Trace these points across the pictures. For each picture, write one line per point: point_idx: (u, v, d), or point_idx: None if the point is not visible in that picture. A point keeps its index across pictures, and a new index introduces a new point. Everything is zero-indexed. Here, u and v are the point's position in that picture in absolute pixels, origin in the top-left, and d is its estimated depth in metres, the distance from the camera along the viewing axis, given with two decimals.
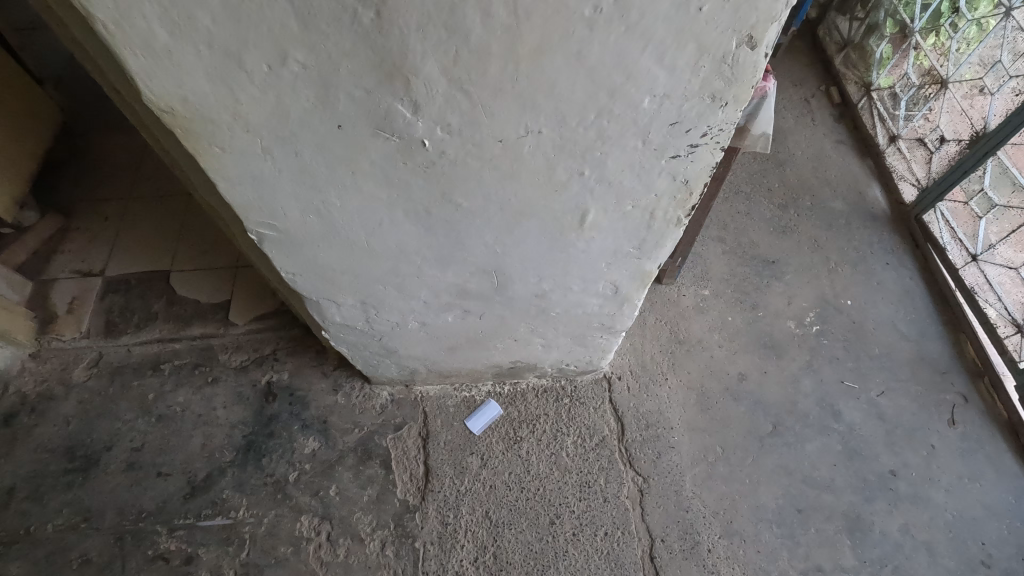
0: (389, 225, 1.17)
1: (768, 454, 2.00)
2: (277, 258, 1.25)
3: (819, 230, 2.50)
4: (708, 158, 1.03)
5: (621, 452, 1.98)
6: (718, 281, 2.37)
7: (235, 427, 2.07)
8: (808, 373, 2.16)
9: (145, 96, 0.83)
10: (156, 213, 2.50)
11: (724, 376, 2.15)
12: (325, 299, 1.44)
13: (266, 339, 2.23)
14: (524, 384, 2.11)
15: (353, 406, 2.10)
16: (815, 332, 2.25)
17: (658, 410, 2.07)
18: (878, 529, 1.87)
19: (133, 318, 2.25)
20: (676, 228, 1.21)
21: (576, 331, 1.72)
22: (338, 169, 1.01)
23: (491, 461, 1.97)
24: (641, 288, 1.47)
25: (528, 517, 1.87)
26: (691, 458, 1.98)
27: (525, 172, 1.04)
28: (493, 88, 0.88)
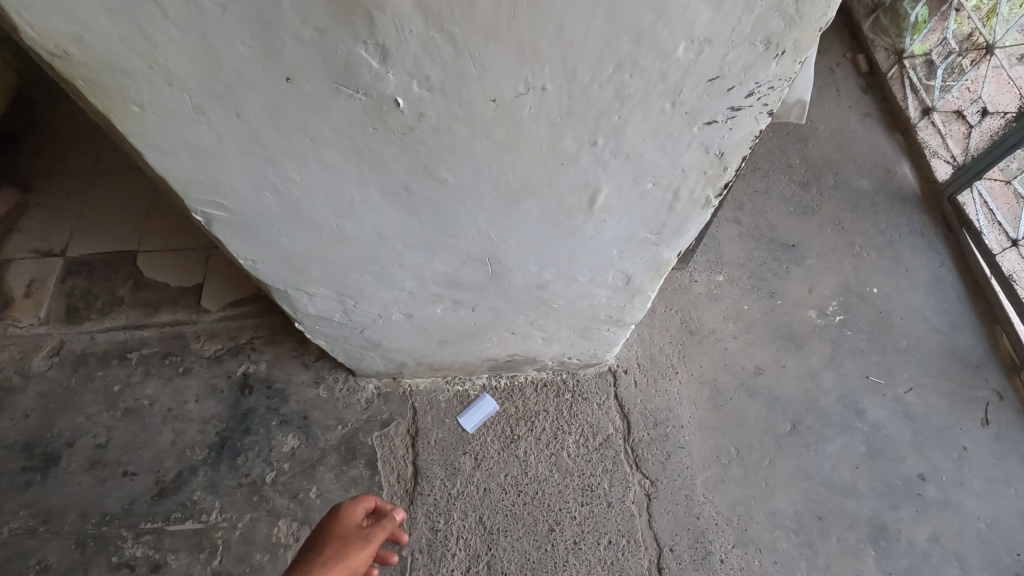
0: (362, 206, 0.98)
1: (786, 455, 1.85)
2: (232, 243, 1.07)
3: (842, 211, 2.30)
4: (750, 126, 0.84)
5: (627, 453, 1.83)
6: (733, 266, 2.18)
7: (208, 423, 1.91)
8: (830, 367, 1.99)
9: (24, 34, 0.64)
10: (123, 189, 2.29)
11: (738, 370, 1.98)
12: (294, 289, 1.26)
13: (243, 327, 2.06)
14: (522, 377, 1.94)
15: (337, 401, 1.94)
16: (838, 323, 2.07)
17: (668, 407, 1.90)
18: (904, 538, 1.73)
19: (96, 303, 2.06)
20: (703, 210, 1.02)
21: (580, 324, 1.54)
22: (295, 135, 0.82)
23: (485, 461, 1.81)
24: (657, 279, 1.29)
25: (525, 524, 1.72)
26: (703, 459, 1.83)
27: (525, 142, 0.85)
28: (484, 29, 0.68)
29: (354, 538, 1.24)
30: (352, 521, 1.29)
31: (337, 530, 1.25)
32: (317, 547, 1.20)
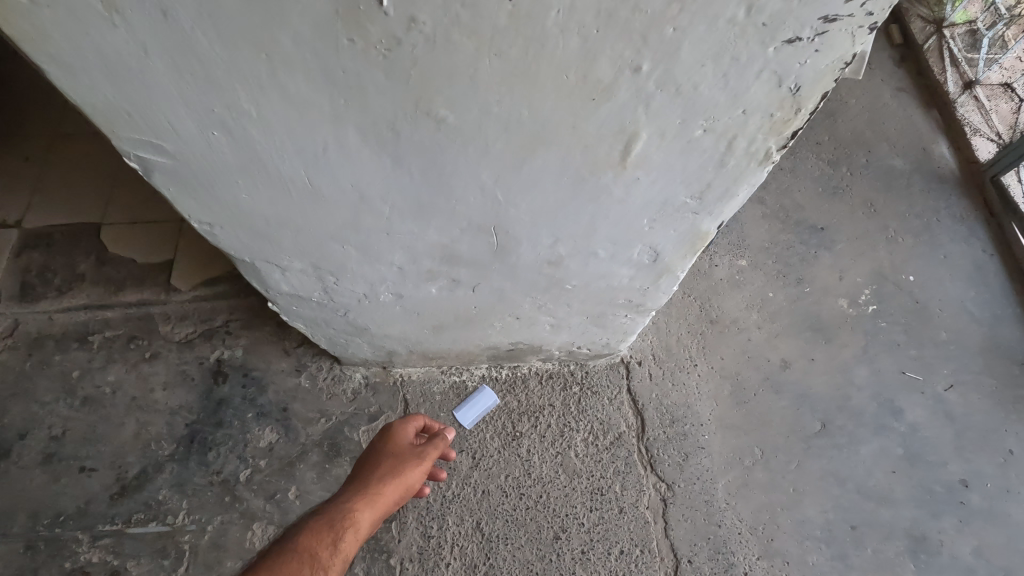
0: (337, 152, 0.80)
1: (815, 458, 1.68)
2: (180, 201, 0.89)
3: (875, 192, 2.11)
4: (844, 49, 0.67)
5: (641, 453, 1.66)
6: (757, 250, 2.00)
7: (177, 414, 1.72)
8: (863, 362, 1.81)
9: None
10: (87, 157, 2.08)
11: (763, 363, 1.80)
12: (261, 261, 1.07)
13: (218, 309, 1.86)
14: (525, 368, 1.76)
15: (320, 391, 1.75)
16: (871, 313, 1.89)
17: (686, 403, 1.73)
18: (946, 551, 1.57)
19: (55, 279, 1.86)
20: (760, 166, 0.84)
21: (595, 309, 1.35)
22: (243, 50, 0.66)
23: (484, 461, 1.63)
24: (689, 256, 1.10)
25: (528, 531, 1.55)
26: (724, 461, 1.66)
27: (551, 64, 0.67)
28: None
29: (405, 460, 1.30)
30: (402, 443, 1.36)
31: (391, 451, 1.32)
32: (373, 466, 1.28)
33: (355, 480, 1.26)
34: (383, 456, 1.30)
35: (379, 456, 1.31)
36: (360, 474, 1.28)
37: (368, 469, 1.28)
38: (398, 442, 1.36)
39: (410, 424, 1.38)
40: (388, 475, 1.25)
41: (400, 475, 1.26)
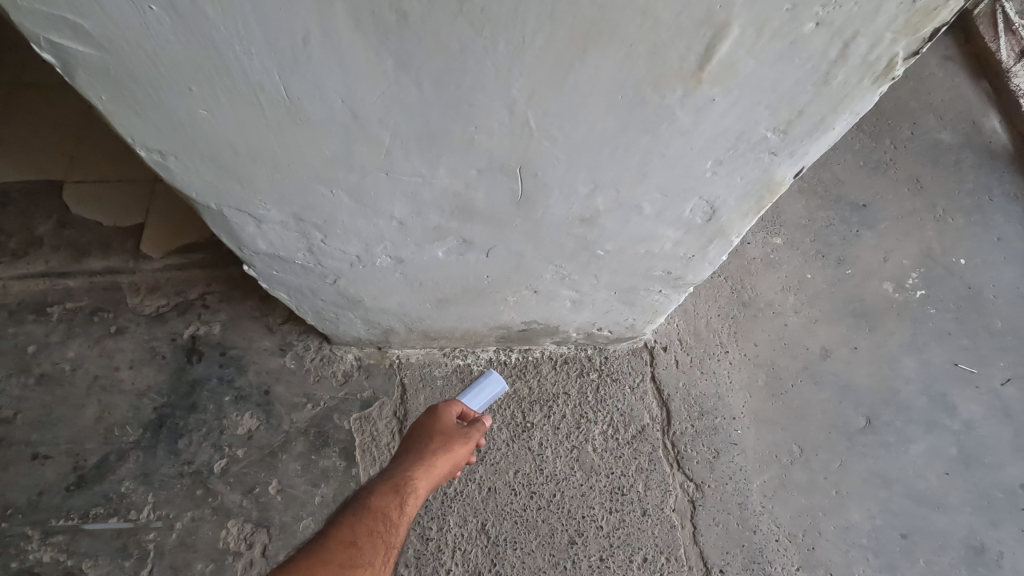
0: (322, 43, 0.63)
1: (860, 458, 1.50)
2: (119, 116, 0.71)
3: (922, 167, 1.92)
4: None
5: (666, 449, 1.48)
6: (793, 227, 1.81)
7: (144, 396, 1.52)
8: (911, 352, 1.63)
9: None
10: (52, 110, 1.87)
11: (801, 351, 1.62)
12: (228, 208, 0.87)
13: (194, 280, 1.67)
14: (537, 351, 1.58)
15: (307, 374, 1.56)
16: (919, 299, 1.71)
17: (716, 394, 1.55)
18: (1008, 564, 1.40)
19: (9, 243, 1.65)
20: (871, 89, 0.69)
21: (625, 282, 1.17)
22: None
23: (490, 455, 1.45)
24: (751, 217, 0.92)
25: (540, 535, 1.37)
26: (759, 460, 1.48)
27: None
28: None
29: (452, 436, 1.19)
30: (448, 421, 1.23)
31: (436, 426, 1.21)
32: (421, 443, 1.16)
33: (402, 455, 1.14)
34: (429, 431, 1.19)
35: (424, 428, 1.19)
36: (406, 450, 1.17)
37: (417, 445, 1.16)
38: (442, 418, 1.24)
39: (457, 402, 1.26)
40: (438, 450, 1.14)
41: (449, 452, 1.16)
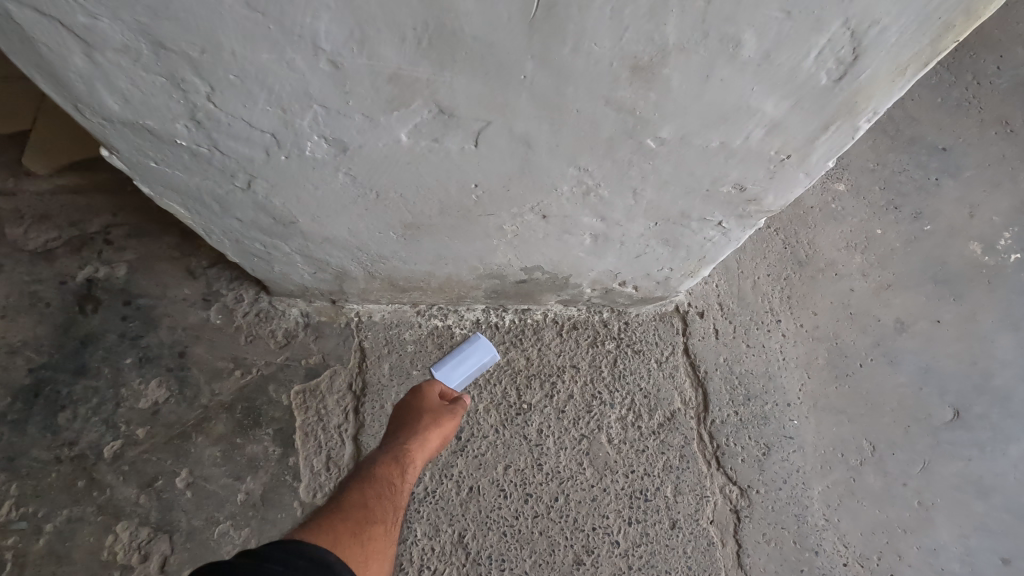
0: None
1: (947, 460, 1.17)
2: None
3: (1012, 108, 1.58)
4: None
5: (703, 442, 1.14)
6: (859, 172, 1.46)
7: (16, 355, 1.15)
8: (1006, 329, 1.30)
9: None
10: None
11: (871, 324, 1.28)
12: (19, 5, 0.49)
13: (95, 208, 1.28)
14: (538, 312, 1.21)
15: (237, 333, 1.20)
16: (1013, 264, 1.38)
17: (766, 373, 1.20)
18: None
19: None
20: None
21: (674, 205, 0.81)
22: None
23: (473, 444, 1.10)
24: (907, 77, 0.57)
25: (536, 552, 1.03)
26: (821, 459, 1.14)
27: None
28: None
29: (446, 407, 0.96)
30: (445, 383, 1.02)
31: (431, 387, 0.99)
32: (413, 406, 0.94)
33: (394, 417, 0.94)
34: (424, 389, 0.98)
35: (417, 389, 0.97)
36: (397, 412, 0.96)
37: (410, 405, 0.95)
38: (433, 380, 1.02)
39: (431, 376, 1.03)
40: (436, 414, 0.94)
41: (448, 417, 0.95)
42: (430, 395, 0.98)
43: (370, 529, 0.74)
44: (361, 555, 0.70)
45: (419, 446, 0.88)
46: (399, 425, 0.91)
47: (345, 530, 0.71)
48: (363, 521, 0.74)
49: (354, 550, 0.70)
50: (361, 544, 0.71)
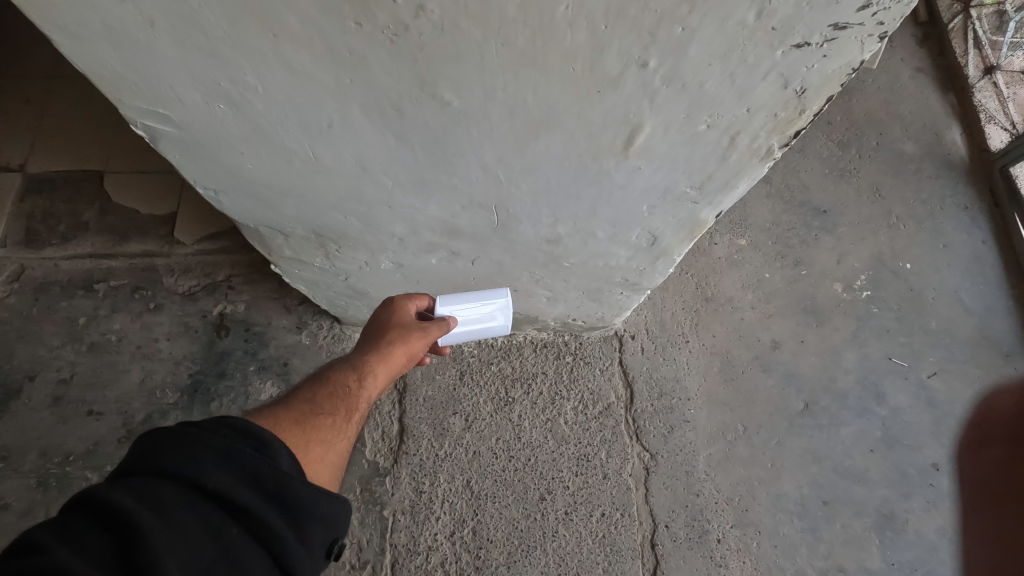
0: (342, 128, 0.78)
1: (798, 436, 1.73)
2: (184, 166, 0.87)
3: (883, 177, 2.09)
4: (853, 54, 0.63)
5: (628, 423, 1.72)
6: (758, 230, 2.00)
7: (181, 364, 1.77)
8: (853, 346, 1.85)
9: None
10: (89, 102, 2.03)
11: (754, 343, 1.84)
12: (264, 226, 1.07)
13: (220, 263, 1.88)
14: (521, 336, 1.79)
15: (320, 349, 1.80)
16: (865, 299, 1.91)
17: (675, 377, 1.78)
18: (913, 529, 1.64)
19: (58, 227, 1.87)
20: (761, 162, 0.83)
21: (591, 285, 1.37)
22: (250, 28, 0.62)
23: (477, 424, 1.69)
24: (687, 242, 1.12)
25: (514, 491, 1.62)
26: (708, 435, 1.72)
27: (554, 58, 0.65)
28: None
29: (416, 325, 1.12)
30: (411, 314, 1.16)
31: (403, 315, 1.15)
32: (377, 334, 1.08)
33: (364, 340, 1.10)
34: (394, 315, 1.13)
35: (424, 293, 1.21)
36: (371, 332, 1.13)
37: (380, 326, 1.11)
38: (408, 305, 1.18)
39: (391, 308, 1.14)
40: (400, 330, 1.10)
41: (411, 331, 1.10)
42: (399, 318, 1.13)
43: (317, 421, 0.90)
44: (302, 442, 0.86)
45: (380, 361, 1.03)
46: (369, 341, 1.08)
47: (288, 419, 0.88)
48: (311, 411, 0.91)
49: (295, 438, 0.86)
50: (303, 430, 0.88)
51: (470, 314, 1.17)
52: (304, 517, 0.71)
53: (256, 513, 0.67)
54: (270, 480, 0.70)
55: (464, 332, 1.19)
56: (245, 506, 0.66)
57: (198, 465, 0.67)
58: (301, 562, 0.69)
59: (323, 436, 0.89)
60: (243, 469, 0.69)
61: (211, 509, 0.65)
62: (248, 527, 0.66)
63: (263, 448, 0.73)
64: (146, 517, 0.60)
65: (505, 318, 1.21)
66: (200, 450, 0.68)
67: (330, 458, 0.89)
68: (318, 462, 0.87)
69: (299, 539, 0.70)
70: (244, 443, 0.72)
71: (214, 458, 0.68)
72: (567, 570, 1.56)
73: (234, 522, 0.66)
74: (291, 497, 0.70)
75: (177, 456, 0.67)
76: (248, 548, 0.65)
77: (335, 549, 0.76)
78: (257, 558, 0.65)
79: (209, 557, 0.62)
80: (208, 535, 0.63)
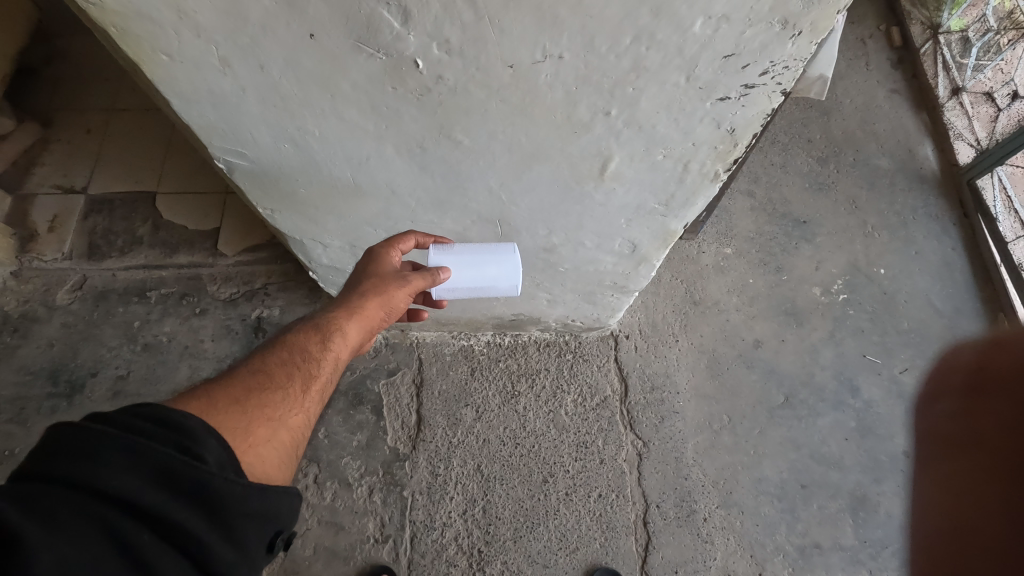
0: (377, 161, 1.00)
1: (778, 426, 1.90)
2: (250, 191, 1.09)
3: (859, 190, 2.28)
4: (764, 103, 0.85)
5: (622, 414, 1.90)
6: (743, 239, 2.18)
7: (224, 362, 1.98)
8: (830, 345, 2.02)
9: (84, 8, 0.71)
10: (143, 131, 2.29)
11: (738, 341, 2.02)
12: (309, 240, 1.28)
13: (257, 272, 2.11)
14: (526, 336, 2.00)
15: None
16: (841, 302, 2.09)
17: (665, 373, 1.96)
18: (884, 510, 1.81)
19: (116, 241, 2.11)
20: (713, 183, 1.03)
21: (585, 287, 1.56)
22: (314, 91, 0.84)
23: (486, 414, 1.89)
24: (663, 250, 1.31)
25: (520, 474, 1.81)
26: (696, 425, 1.90)
27: (540, 109, 0.86)
28: (530, 6, 0.71)
29: (396, 276, 1.06)
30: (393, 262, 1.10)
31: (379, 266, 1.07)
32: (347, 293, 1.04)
33: (337, 295, 1.05)
34: (372, 266, 1.07)
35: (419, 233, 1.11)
36: (350, 283, 1.08)
37: (356, 281, 1.06)
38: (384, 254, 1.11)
39: (372, 256, 1.09)
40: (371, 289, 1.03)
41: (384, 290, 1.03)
42: (380, 267, 1.07)
43: (265, 398, 0.87)
44: (244, 423, 0.82)
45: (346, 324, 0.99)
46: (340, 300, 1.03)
47: (228, 398, 0.84)
48: (259, 387, 0.88)
49: (236, 420, 0.82)
50: (248, 410, 0.84)
51: (473, 265, 1.12)
52: (229, 516, 0.71)
53: (172, 520, 0.67)
54: (186, 480, 0.69)
55: (467, 286, 1.12)
56: (155, 510, 0.66)
57: (104, 471, 0.66)
58: (231, 563, 0.70)
59: (271, 414, 0.85)
60: (156, 473, 0.68)
61: (117, 515, 0.65)
62: (163, 532, 0.67)
63: (183, 446, 0.72)
64: (36, 529, 0.60)
65: (513, 274, 1.13)
66: (108, 454, 0.67)
67: (281, 440, 0.85)
68: (264, 445, 0.82)
69: (227, 540, 0.71)
70: (160, 443, 0.71)
71: (123, 462, 0.67)
72: (567, 544, 1.74)
73: (146, 527, 0.66)
74: (213, 499, 0.70)
75: (81, 463, 0.66)
76: (162, 550, 0.66)
77: (278, 541, 0.78)
78: (174, 563, 0.66)
79: (114, 564, 0.63)
80: (116, 543, 0.64)
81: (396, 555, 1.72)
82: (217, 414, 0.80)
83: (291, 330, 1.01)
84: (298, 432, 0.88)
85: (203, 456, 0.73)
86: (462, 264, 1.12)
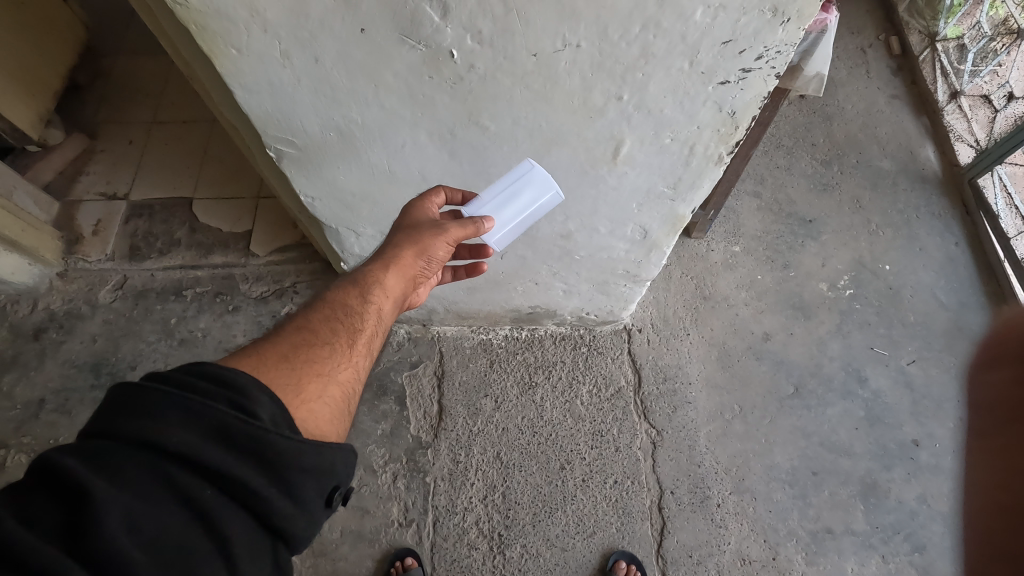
0: (411, 148, 1.11)
1: (789, 415, 1.96)
2: (296, 179, 1.20)
3: (863, 190, 2.35)
4: (760, 87, 0.95)
5: (637, 403, 1.97)
6: (751, 238, 2.27)
7: None
8: (837, 338, 2.08)
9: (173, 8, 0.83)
10: (180, 141, 2.44)
11: (748, 334, 2.09)
12: (345, 228, 1.39)
13: (287, 271, 2.23)
14: (542, 330, 2.08)
15: None
16: (848, 296, 2.15)
17: (677, 365, 2.03)
18: (894, 496, 1.85)
19: (156, 243, 2.24)
20: (716, 166, 1.13)
21: (599, 277, 1.66)
22: (362, 81, 0.95)
23: (505, 404, 1.97)
24: (672, 235, 1.40)
25: (538, 461, 1.88)
26: (707, 414, 1.96)
27: (559, 95, 0.97)
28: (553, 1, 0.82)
29: (432, 227, 1.08)
30: (428, 215, 1.12)
31: (415, 220, 1.10)
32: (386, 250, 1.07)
33: (376, 253, 1.08)
34: (408, 220, 1.10)
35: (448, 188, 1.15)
36: (386, 239, 1.10)
37: (394, 236, 1.09)
38: (420, 214, 1.12)
39: (407, 209, 1.11)
40: (409, 244, 1.06)
41: (423, 247, 1.06)
42: (416, 220, 1.10)
43: (313, 355, 0.89)
44: (294, 379, 0.83)
45: (387, 280, 1.04)
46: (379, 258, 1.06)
47: (275, 357, 0.85)
48: (306, 346, 0.89)
49: (287, 376, 0.83)
50: (299, 368, 0.85)
51: (509, 200, 1.10)
52: (286, 470, 0.71)
53: (229, 475, 0.67)
54: (240, 436, 0.69)
55: (514, 219, 1.11)
56: (212, 465, 0.66)
57: (162, 428, 0.66)
58: (291, 517, 0.71)
59: (321, 370, 0.87)
60: (212, 429, 0.68)
61: (177, 470, 0.66)
62: (225, 488, 0.67)
63: (236, 403, 0.72)
64: (100, 484, 0.61)
65: (546, 183, 1.11)
66: (164, 412, 0.68)
67: (333, 395, 0.86)
68: (317, 399, 0.84)
69: (284, 494, 0.70)
70: (214, 400, 0.71)
71: (180, 419, 0.68)
72: (584, 528, 1.80)
73: (205, 482, 0.67)
74: (270, 454, 0.70)
75: (141, 420, 0.67)
76: (223, 504, 0.67)
77: (337, 496, 0.77)
78: (235, 516, 0.67)
79: (177, 519, 0.64)
80: (179, 497, 0.65)
81: (419, 538, 1.79)
82: (267, 370, 0.82)
83: (332, 290, 1.03)
84: (348, 387, 0.90)
85: (256, 412, 0.72)
86: (496, 205, 1.11)
